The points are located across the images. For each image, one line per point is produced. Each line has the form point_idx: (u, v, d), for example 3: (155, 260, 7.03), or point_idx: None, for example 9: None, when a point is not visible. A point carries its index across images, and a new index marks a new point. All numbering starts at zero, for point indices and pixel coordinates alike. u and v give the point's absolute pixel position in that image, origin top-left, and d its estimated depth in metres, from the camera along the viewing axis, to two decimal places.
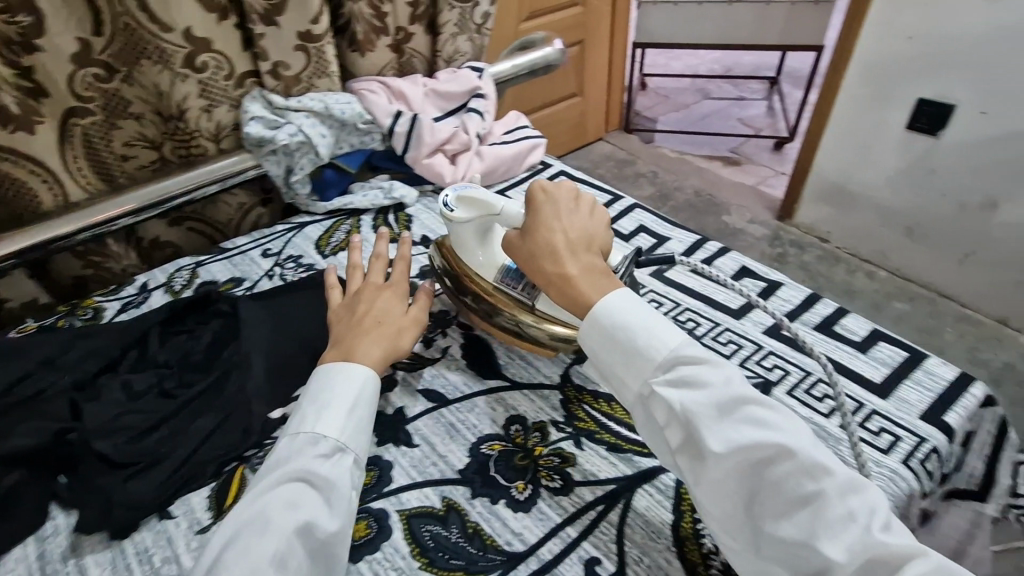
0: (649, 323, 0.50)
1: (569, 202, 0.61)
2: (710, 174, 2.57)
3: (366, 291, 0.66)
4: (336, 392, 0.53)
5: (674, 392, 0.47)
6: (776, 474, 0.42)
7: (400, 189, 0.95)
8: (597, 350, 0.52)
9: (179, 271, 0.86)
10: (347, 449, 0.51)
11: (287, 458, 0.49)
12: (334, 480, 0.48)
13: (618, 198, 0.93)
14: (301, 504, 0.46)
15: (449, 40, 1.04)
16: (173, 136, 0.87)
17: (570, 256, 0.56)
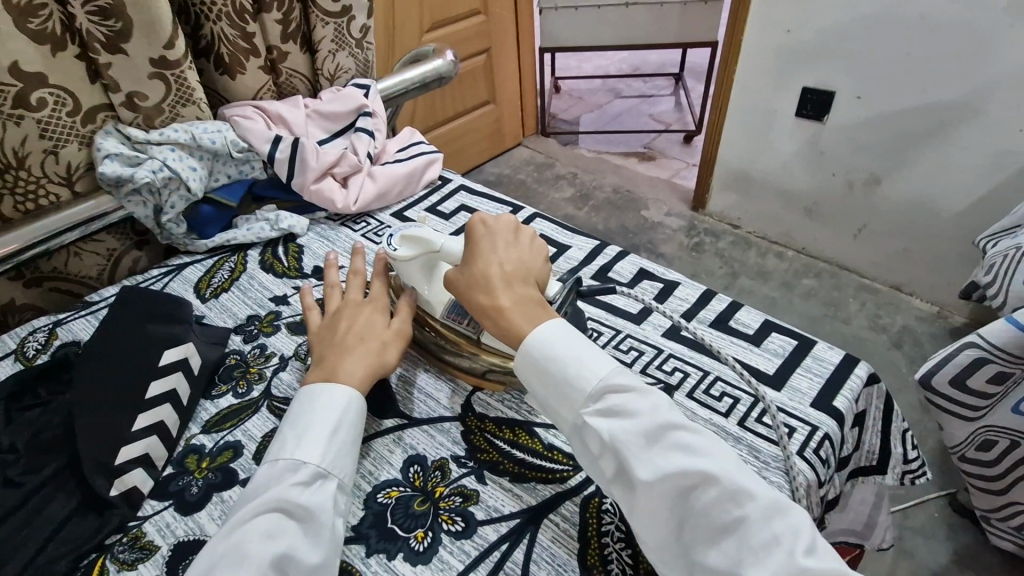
0: (581, 353, 0.50)
1: (508, 233, 0.59)
2: (627, 171, 2.63)
3: (346, 307, 0.62)
4: (316, 417, 0.51)
5: (604, 423, 0.47)
6: (704, 501, 0.42)
7: (287, 218, 0.89)
8: (534, 381, 0.51)
9: (34, 333, 0.76)
10: (328, 476, 0.49)
11: (264, 488, 0.47)
12: (316, 508, 0.46)
13: (518, 210, 0.92)
14: (281, 535, 0.44)
15: (330, 58, 1.00)
16: (12, 190, 0.77)
17: (505, 289, 0.55)
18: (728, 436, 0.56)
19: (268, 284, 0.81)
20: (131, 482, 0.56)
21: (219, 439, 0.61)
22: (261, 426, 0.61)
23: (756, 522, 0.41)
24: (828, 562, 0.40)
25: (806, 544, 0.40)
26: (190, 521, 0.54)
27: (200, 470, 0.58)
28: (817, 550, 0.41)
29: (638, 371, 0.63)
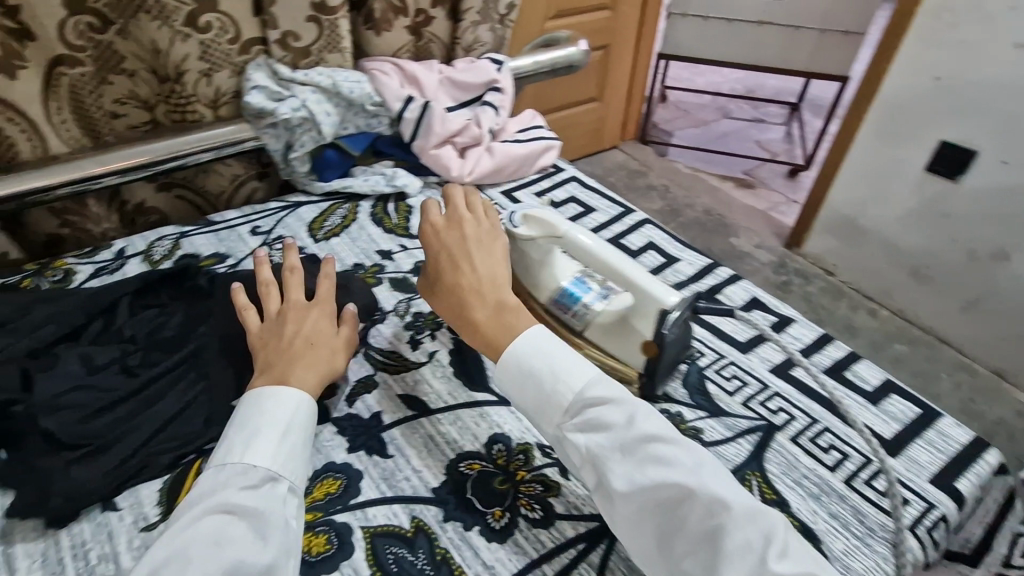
0: (553, 367, 0.50)
1: (468, 232, 0.59)
2: (721, 195, 2.53)
3: (293, 310, 0.58)
4: (263, 417, 0.48)
5: (581, 436, 0.47)
6: (682, 513, 0.43)
7: (403, 177, 0.91)
8: (512, 393, 0.52)
9: (161, 239, 0.81)
10: (279, 477, 0.46)
11: (207, 493, 0.44)
12: (267, 509, 0.44)
13: (629, 212, 0.89)
14: (229, 539, 0.41)
15: (471, 29, 1.00)
16: (166, 99, 0.82)
17: (478, 293, 0.55)
18: (832, 493, 0.52)
19: (376, 237, 0.83)
20: None
21: None
22: (354, 370, 0.63)
23: (735, 533, 0.41)
24: (803, 567, 0.40)
25: (780, 553, 0.40)
26: None
27: None
28: (789, 554, 0.41)
29: (739, 402, 0.60)
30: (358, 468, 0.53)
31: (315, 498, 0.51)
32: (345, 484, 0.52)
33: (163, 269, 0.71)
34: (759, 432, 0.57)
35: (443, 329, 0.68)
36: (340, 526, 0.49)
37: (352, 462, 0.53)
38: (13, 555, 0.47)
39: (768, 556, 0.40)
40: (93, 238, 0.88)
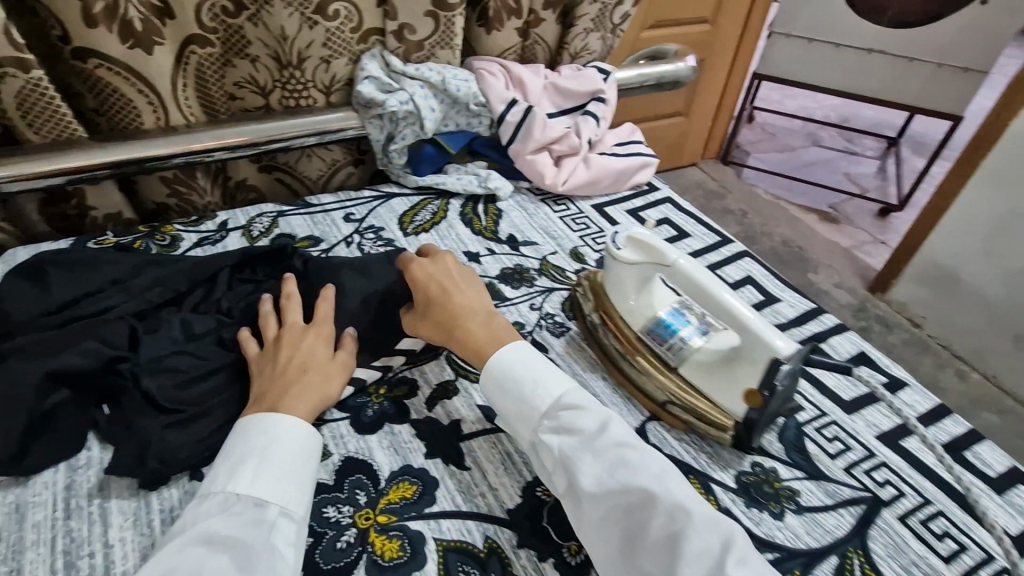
0: (535, 376, 0.53)
1: (451, 262, 0.64)
2: (803, 227, 2.40)
3: (288, 335, 0.56)
4: (248, 444, 0.48)
5: (554, 439, 0.50)
6: (645, 518, 0.44)
7: (496, 180, 0.90)
8: (500, 407, 0.54)
9: (261, 216, 0.84)
10: (265, 502, 0.44)
11: (191, 524, 0.43)
12: (249, 535, 0.42)
13: (726, 241, 0.84)
14: (208, 568, 0.40)
15: (580, 36, 0.98)
16: (284, 86, 0.85)
17: (463, 311, 0.59)
18: None
19: (465, 238, 0.82)
20: None
21: (398, 371, 0.62)
22: (437, 372, 0.62)
23: (695, 538, 0.42)
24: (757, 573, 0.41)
25: (737, 559, 0.41)
26: (362, 440, 0.54)
27: (377, 395, 0.59)
28: (748, 562, 0.42)
29: (841, 468, 0.55)
30: (434, 476, 0.52)
31: (390, 501, 0.50)
32: (421, 490, 0.51)
33: (262, 246, 0.73)
34: (863, 504, 0.52)
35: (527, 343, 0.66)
36: (413, 534, 0.48)
37: (428, 469, 0.53)
38: (106, 510, 0.49)
39: (724, 559, 0.41)
40: (196, 209, 0.91)
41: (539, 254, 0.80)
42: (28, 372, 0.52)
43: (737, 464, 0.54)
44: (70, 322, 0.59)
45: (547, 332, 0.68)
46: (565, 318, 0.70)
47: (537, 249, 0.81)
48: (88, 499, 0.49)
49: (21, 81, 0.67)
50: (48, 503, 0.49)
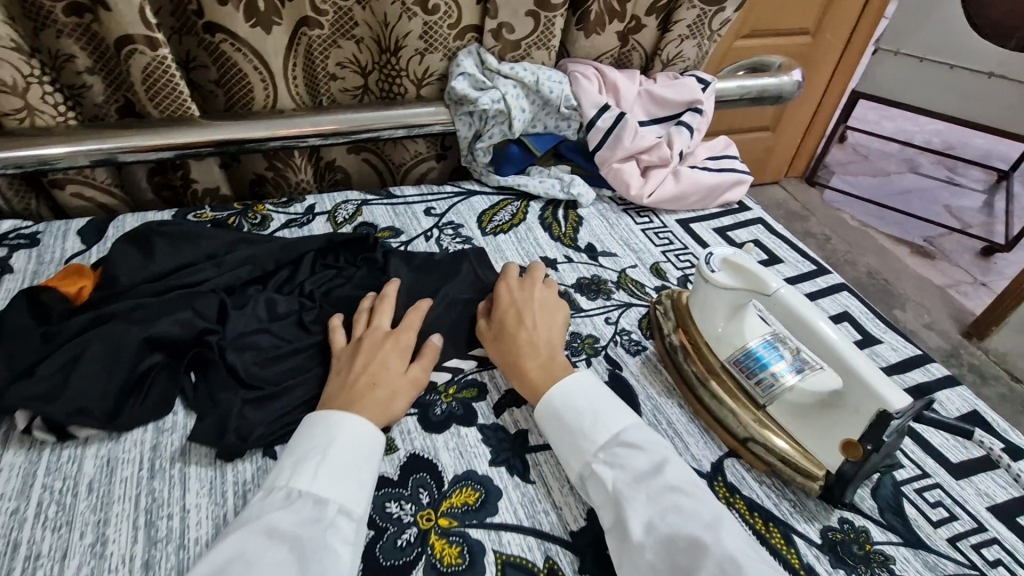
0: (597, 409, 0.52)
1: (537, 292, 0.64)
2: (892, 259, 2.23)
3: (370, 340, 0.57)
4: (312, 443, 0.48)
5: (607, 472, 0.48)
6: (694, 566, 0.42)
7: (579, 186, 0.88)
8: (548, 434, 0.53)
9: (345, 202, 0.86)
10: (324, 499, 0.45)
11: (253, 515, 0.44)
12: (307, 531, 0.43)
13: (821, 271, 0.79)
14: (267, 562, 0.40)
15: (676, 42, 0.94)
16: (382, 69, 0.87)
17: (531, 341, 0.58)
18: None
19: (542, 243, 0.81)
20: None
21: (468, 374, 0.61)
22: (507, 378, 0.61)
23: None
24: None
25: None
26: (428, 438, 0.54)
27: (447, 395, 0.58)
28: None
29: (945, 538, 0.49)
30: (498, 485, 0.51)
31: (452, 505, 0.49)
32: (483, 498, 0.50)
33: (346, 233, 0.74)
34: None
35: (600, 358, 0.64)
36: (473, 542, 0.47)
37: (492, 478, 0.51)
38: (185, 475, 0.50)
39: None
40: (289, 185, 0.94)
41: (618, 267, 0.77)
42: (127, 335, 0.54)
43: (823, 517, 0.50)
44: (167, 290, 0.61)
45: (622, 350, 0.65)
46: (642, 336, 0.67)
47: (615, 261, 0.78)
48: (170, 462, 0.51)
49: (148, 58, 0.71)
50: (135, 461, 0.51)
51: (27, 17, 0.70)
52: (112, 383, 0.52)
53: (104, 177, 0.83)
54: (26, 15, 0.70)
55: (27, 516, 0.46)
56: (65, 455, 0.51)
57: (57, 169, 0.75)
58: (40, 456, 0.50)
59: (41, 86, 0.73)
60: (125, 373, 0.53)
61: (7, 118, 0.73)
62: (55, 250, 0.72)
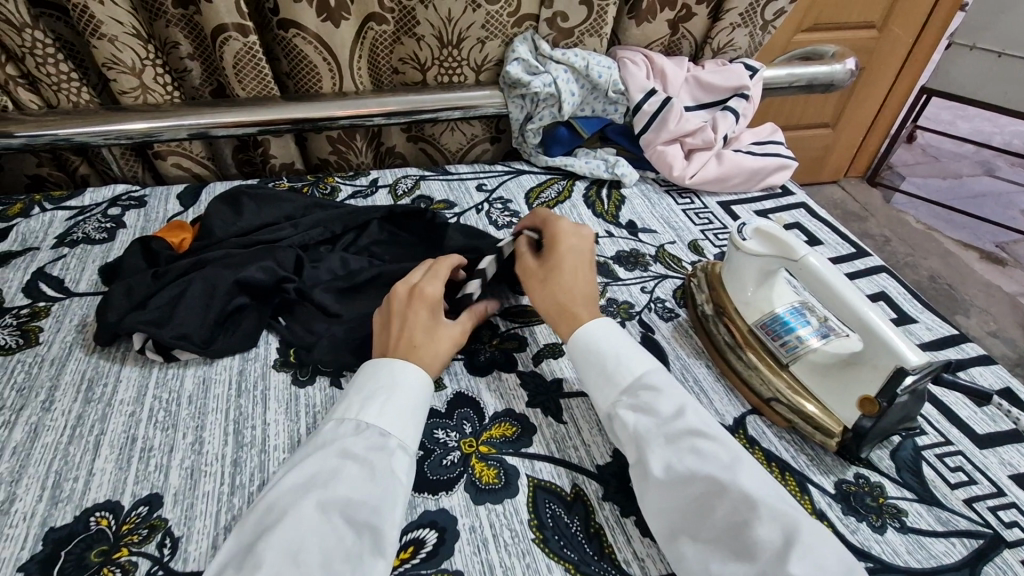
0: (621, 352, 0.56)
1: (584, 240, 0.67)
2: (957, 264, 2.13)
3: (399, 303, 0.59)
4: (378, 382, 0.53)
5: (631, 415, 0.52)
6: (711, 504, 0.45)
7: (623, 166, 0.92)
8: (578, 369, 0.58)
9: (405, 177, 0.93)
10: (388, 431, 0.49)
11: (329, 440, 0.49)
12: (374, 456, 0.47)
13: (862, 254, 0.80)
14: (342, 480, 0.46)
15: (728, 31, 0.96)
16: (441, 63, 0.93)
17: (581, 295, 0.62)
18: None
19: (585, 219, 0.85)
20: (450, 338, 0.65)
21: (510, 327, 0.67)
22: (547, 334, 0.66)
23: (761, 530, 0.42)
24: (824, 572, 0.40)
25: (801, 553, 0.40)
26: (472, 379, 0.60)
27: (490, 344, 0.65)
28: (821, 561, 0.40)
29: (960, 498, 0.51)
30: (533, 423, 0.56)
31: (492, 435, 0.55)
32: (519, 432, 0.56)
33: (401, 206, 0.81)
34: (981, 539, 0.48)
35: (634, 321, 0.68)
36: (509, 467, 0.53)
37: (528, 416, 0.57)
38: (266, 396, 0.59)
39: (785, 554, 0.40)
40: (353, 166, 1.03)
41: (657, 242, 0.81)
42: (221, 276, 0.63)
43: (839, 471, 0.53)
44: (252, 243, 0.70)
45: (654, 316, 0.69)
46: (675, 304, 0.71)
47: (655, 237, 0.82)
48: (254, 385, 0.59)
49: (239, 43, 0.81)
50: (226, 382, 0.60)
51: (145, 8, 0.80)
52: (208, 315, 0.61)
53: (198, 150, 0.93)
54: (144, 7, 0.80)
55: (141, 418, 0.55)
56: (171, 372, 0.60)
57: (161, 141, 0.86)
58: (152, 372, 0.60)
59: (154, 69, 0.84)
60: (220, 308, 0.62)
61: (125, 96, 0.84)
62: (159, 210, 0.83)
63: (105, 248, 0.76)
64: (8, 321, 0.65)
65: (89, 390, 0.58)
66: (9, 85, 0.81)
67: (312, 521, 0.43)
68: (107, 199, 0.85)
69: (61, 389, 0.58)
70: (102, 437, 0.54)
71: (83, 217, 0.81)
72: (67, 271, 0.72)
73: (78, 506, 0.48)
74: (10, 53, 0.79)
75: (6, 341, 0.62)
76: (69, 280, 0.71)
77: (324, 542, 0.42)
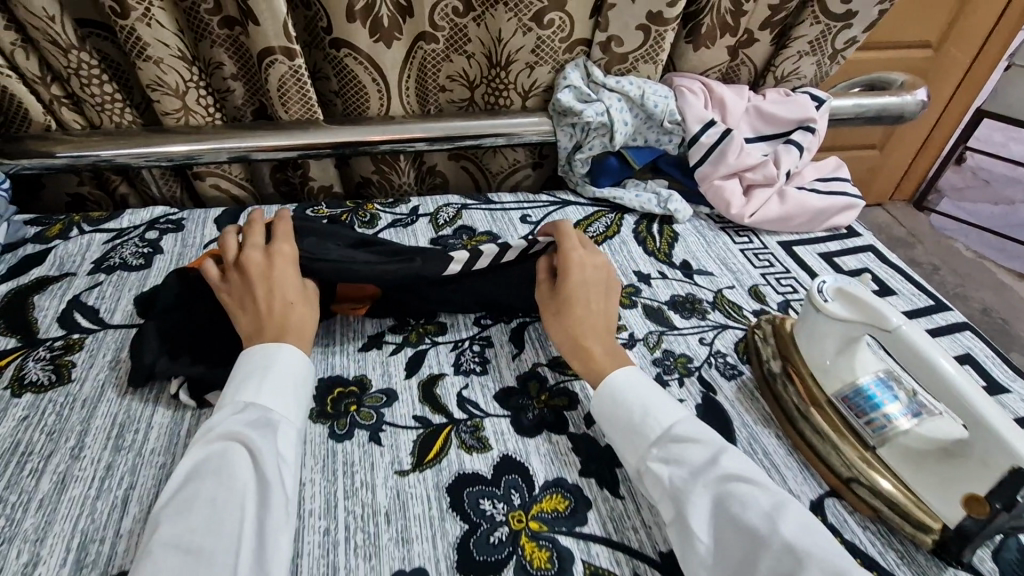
0: (649, 404, 0.53)
1: (600, 265, 0.65)
2: (1013, 297, 2.01)
3: (257, 268, 0.59)
4: (251, 365, 0.54)
5: (663, 469, 0.49)
6: (755, 556, 0.43)
7: (677, 201, 0.87)
8: (604, 425, 0.55)
9: (447, 206, 0.90)
10: (269, 409, 0.51)
11: (208, 427, 0.50)
12: (258, 435, 0.49)
13: (942, 308, 0.73)
14: (229, 463, 0.47)
15: (793, 59, 0.90)
16: (489, 82, 0.89)
17: (596, 331, 0.60)
18: None
19: (636, 257, 0.80)
20: (496, 393, 0.61)
21: (559, 381, 0.62)
22: None
23: None
24: None
25: None
26: (520, 441, 0.56)
27: (539, 400, 0.60)
28: None
29: None
30: (587, 496, 0.52)
31: (543, 509, 0.51)
32: (573, 507, 0.51)
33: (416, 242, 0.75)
34: None
35: (694, 379, 0.63)
36: (563, 549, 0.48)
37: (582, 487, 0.53)
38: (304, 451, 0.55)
39: None
40: (392, 189, 1.00)
41: (715, 286, 0.75)
42: None
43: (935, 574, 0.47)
44: None
45: (714, 373, 0.64)
46: (738, 360, 0.65)
47: (712, 280, 0.77)
48: None
49: (286, 67, 0.78)
50: None
51: (191, 29, 0.78)
52: None
53: (238, 172, 0.91)
54: (189, 27, 0.78)
55: (171, 471, 0.53)
56: (204, 419, 0.57)
57: (201, 163, 0.84)
58: (185, 418, 0.57)
59: (197, 90, 0.81)
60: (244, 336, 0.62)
61: (167, 117, 0.82)
62: (196, 235, 0.81)
63: (141, 276, 0.74)
64: (41, 354, 0.63)
65: (120, 436, 0.55)
66: (53, 104, 0.80)
67: (207, 509, 0.44)
68: (146, 221, 0.84)
69: (92, 434, 0.55)
70: (131, 491, 0.51)
71: (121, 240, 0.79)
72: (102, 300, 0.70)
73: (104, 572, 0.45)
74: (55, 73, 0.77)
75: (39, 377, 0.60)
76: (104, 310, 0.69)
77: (216, 521, 0.43)
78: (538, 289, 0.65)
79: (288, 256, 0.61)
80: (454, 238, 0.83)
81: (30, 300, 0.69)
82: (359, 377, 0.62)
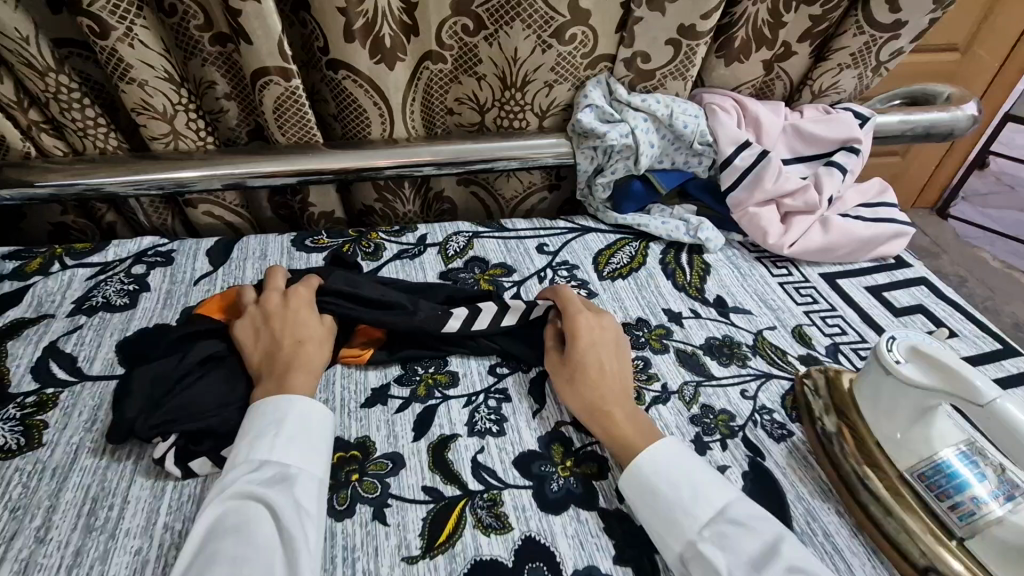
0: (698, 483, 0.47)
1: (611, 325, 0.61)
2: None
3: (271, 310, 0.60)
4: (264, 421, 0.51)
5: (717, 556, 0.43)
6: None
7: (707, 229, 0.80)
8: (637, 512, 0.48)
9: (456, 234, 0.83)
10: (288, 463, 0.48)
11: (224, 485, 0.47)
12: (279, 490, 0.46)
13: (1010, 354, 0.66)
14: (249, 523, 0.44)
15: (834, 72, 0.83)
16: (502, 106, 0.82)
17: (617, 397, 0.55)
18: None
19: (665, 293, 0.73)
20: (516, 459, 0.54)
21: (585, 444, 0.56)
22: None
23: None
24: None
25: None
26: (545, 519, 0.49)
27: (564, 467, 0.53)
28: None
29: None
30: None
31: None
32: None
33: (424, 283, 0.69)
34: None
35: (739, 441, 0.55)
36: None
37: None
38: None
39: None
40: (397, 215, 0.94)
41: (754, 327, 0.68)
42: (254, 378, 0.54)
43: None
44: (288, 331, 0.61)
45: (761, 433, 0.56)
46: (786, 417, 0.58)
47: (751, 320, 0.69)
48: None
49: (281, 88, 0.72)
50: None
51: (179, 47, 0.72)
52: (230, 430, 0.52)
53: (233, 199, 0.85)
54: (178, 46, 0.72)
55: (149, 557, 0.46)
56: (187, 493, 0.51)
57: (192, 191, 0.78)
58: (166, 490, 0.51)
59: (186, 114, 0.75)
60: (245, 387, 0.57)
61: (154, 142, 0.76)
62: (186, 270, 0.75)
63: (125, 318, 0.68)
64: (10, 413, 0.57)
65: (93, 514, 0.49)
66: (31, 130, 0.74)
67: (228, 569, 0.41)
68: (133, 253, 0.77)
69: (60, 512, 0.49)
70: None
71: (105, 276, 0.73)
72: (81, 347, 0.64)
73: None
74: (33, 97, 0.72)
75: (5, 440, 0.54)
76: (82, 359, 0.63)
77: None
78: (548, 358, 0.60)
79: (306, 298, 0.62)
80: (466, 272, 0.77)
81: (2, 348, 0.63)
82: (362, 440, 0.55)
